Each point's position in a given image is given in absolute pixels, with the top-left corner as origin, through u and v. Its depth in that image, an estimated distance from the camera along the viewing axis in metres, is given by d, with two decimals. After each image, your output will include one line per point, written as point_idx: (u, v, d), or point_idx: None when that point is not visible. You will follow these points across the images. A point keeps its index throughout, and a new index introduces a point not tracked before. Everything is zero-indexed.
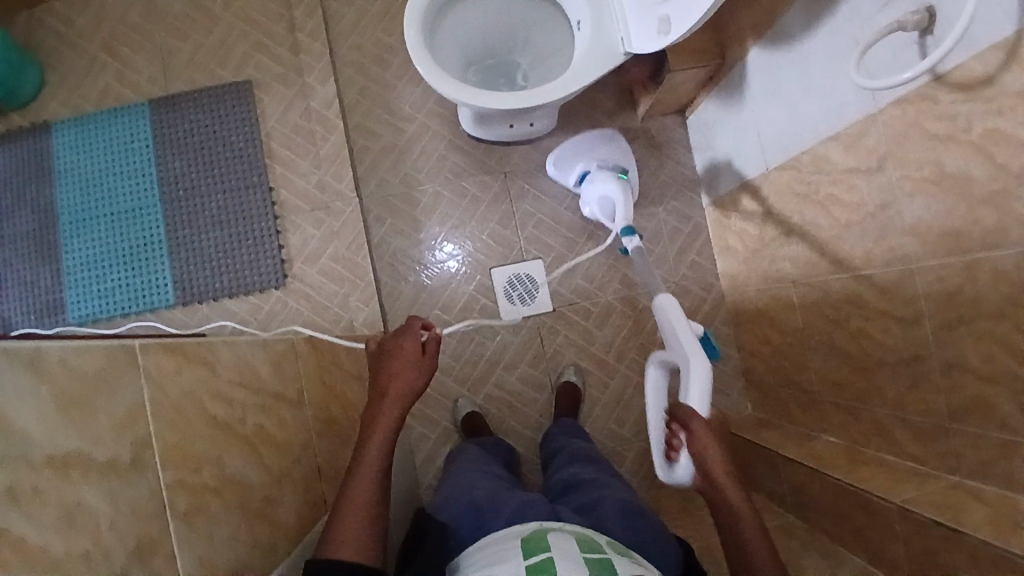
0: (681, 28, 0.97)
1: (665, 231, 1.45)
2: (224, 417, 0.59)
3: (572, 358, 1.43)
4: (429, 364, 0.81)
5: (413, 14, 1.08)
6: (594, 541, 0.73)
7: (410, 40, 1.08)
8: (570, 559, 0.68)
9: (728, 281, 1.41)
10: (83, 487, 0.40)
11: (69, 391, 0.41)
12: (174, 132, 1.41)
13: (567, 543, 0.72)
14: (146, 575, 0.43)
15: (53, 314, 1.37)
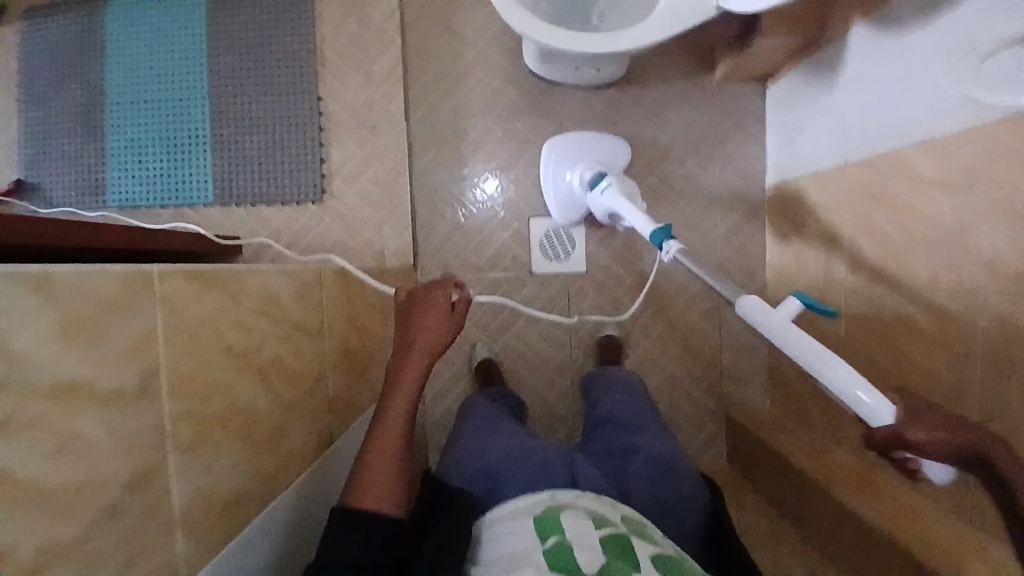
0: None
1: (717, 208, 1.37)
2: (242, 348, 0.58)
3: (597, 322, 1.40)
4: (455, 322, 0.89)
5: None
6: (605, 517, 0.75)
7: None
8: (585, 540, 0.70)
9: (774, 271, 1.34)
10: (85, 418, 0.39)
11: (80, 318, 0.39)
12: (228, 24, 1.35)
13: (581, 522, 0.73)
14: (138, 505, 0.44)
15: (95, 195, 1.38)
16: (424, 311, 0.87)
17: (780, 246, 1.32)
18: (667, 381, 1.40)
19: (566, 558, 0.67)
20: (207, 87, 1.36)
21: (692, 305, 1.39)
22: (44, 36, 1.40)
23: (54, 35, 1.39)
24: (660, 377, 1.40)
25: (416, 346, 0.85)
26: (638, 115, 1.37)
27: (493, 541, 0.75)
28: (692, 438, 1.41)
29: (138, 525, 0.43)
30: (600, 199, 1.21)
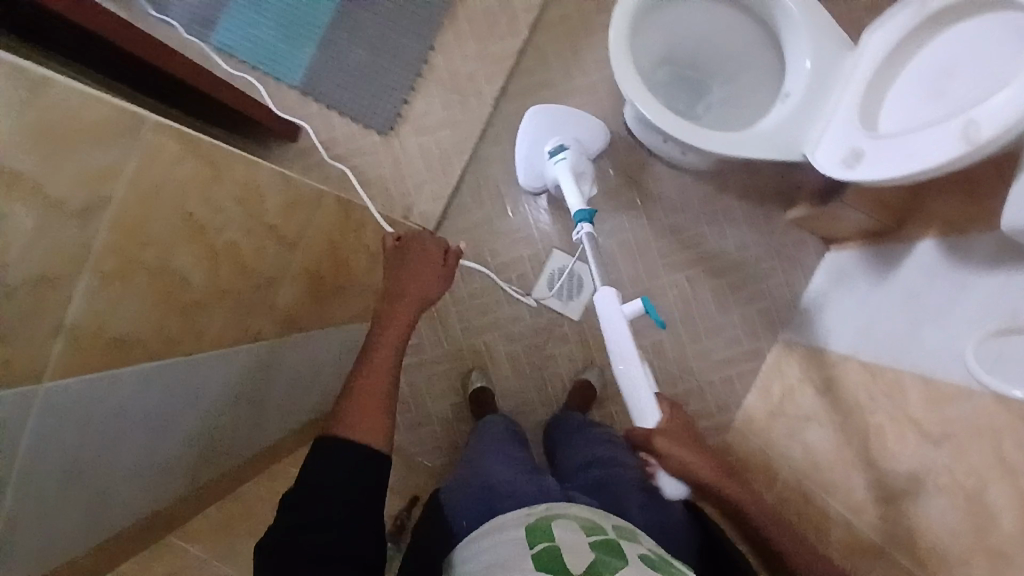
0: (864, 176, 0.83)
1: (725, 333, 1.35)
2: (201, 218, 0.63)
3: (561, 372, 1.40)
4: (446, 274, 0.93)
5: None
6: (598, 524, 0.72)
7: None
8: (577, 547, 0.66)
9: (745, 419, 1.30)
10: (19, 204, 0.43)
11: (50, 120, 0.43)
12: None
13: (568, 534, 0.68)
14: (32, 300, 0.47)
15: (201, 26, 1.44)
16: (415, 261, 0.91)
17: (764, 400, 1.28)
18: None
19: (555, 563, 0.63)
20: None
21: None
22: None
23: None
24: None
25: (407, 297, 0.89)
26: (697, 212, 1.37)
27: (482, 554, 0.70)
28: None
29: (21, 312, 0.46)
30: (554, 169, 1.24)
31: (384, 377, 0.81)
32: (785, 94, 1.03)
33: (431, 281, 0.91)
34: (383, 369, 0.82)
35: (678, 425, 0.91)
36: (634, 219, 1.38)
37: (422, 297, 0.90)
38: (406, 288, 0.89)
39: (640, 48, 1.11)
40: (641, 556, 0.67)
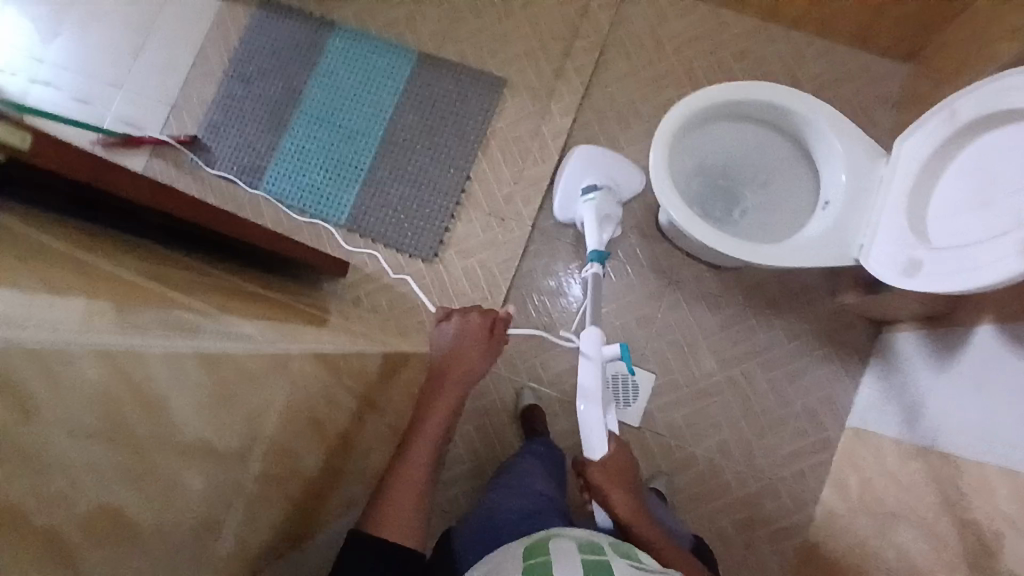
0: (930, 286, 0.86)
1: (789, 425, 1.34)
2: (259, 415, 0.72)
3: None
4: (491, 351, 1.11)
5: (683, 106, 1.07)
6: (596, 546, 0.85)
7: (660, 124, 1.07)
8: (570, 560, 0.80)
9: (826, 515, 1.28)
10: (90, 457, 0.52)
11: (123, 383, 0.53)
12: (421, 87, 1.54)
13: (568, 544, 0.84)
14: (106, 528, 0.54)
15: (251, 178, 1.55)
16: (465, 345, 1.10)
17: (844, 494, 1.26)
18: None
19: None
20: (383, 130, 1.53)
21: (729, 510, 1.33)
22: (272, 28, 1.61)
23: (284, 33, 1.60)
24: None
25: (454, 378, 1.07)
26: (743, 306, 1.39)
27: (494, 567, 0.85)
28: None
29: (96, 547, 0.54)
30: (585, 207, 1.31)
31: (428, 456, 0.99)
32: (822, 202, 1.07)
33: (477, 361, 1.09)
34: (418, 464, 0.98)
35: (614, 469, 1.11)
36: (682, 319, 1.40)
37: (461, 381, 1.07)
38: (453, 371, 1.07)
39: (675, 163, 1.17)
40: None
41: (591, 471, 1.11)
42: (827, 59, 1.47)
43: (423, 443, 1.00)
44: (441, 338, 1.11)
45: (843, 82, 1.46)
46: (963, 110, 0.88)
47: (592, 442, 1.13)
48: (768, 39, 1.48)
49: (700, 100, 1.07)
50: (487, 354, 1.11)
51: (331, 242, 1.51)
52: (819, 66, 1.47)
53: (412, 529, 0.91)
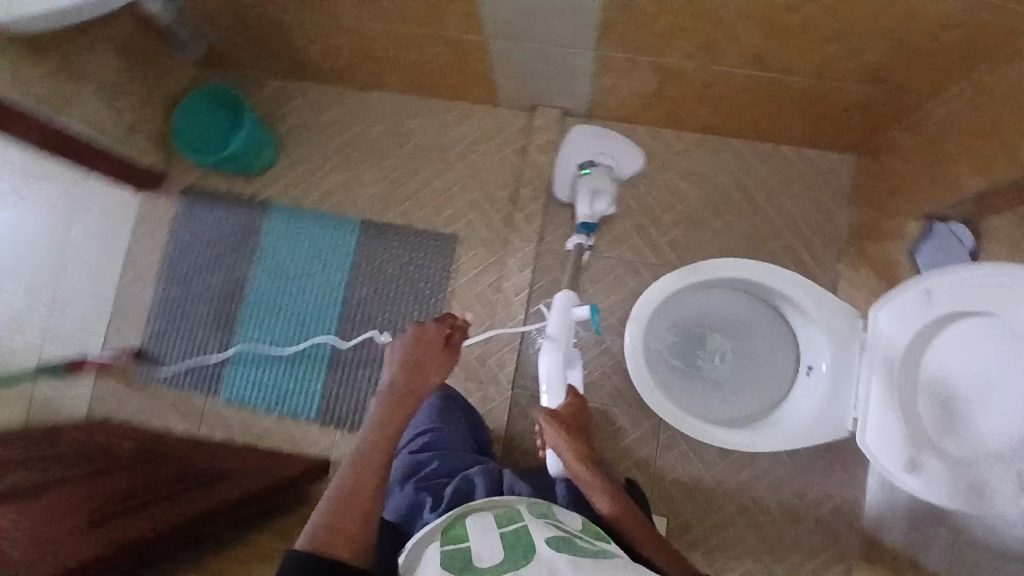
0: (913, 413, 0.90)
1: (805, 546, 1.34)
2: None
3: None
4: (450, 351, 1.00)
5: (652, 296, 1.05)
6: (512, 514, 0.82)
7: (631, 317, 1.05)
8: (491, 544, 0.76)
9: None
10: None
11: None
12: (369, 258, 1.48)
13: (484, 524, 0.80)
14: None
15: (208, 383, 1.46)
16: (424, 350, 0.98)
17: None
18: None
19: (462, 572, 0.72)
20: (339, 310, 1.47)
21: None
22: (201, 219, 1.52)
23: (215, 222, 1.52)
24: None
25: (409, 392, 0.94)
26: None
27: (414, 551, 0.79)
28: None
29: None
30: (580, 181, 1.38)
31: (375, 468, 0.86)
32: (808, 368, 1.07)
33: (436, 366, 0.98)
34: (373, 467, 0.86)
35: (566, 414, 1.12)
36: (680, 455, 1.38)
37: (414, 395, 0.95)
38: (412, 386, 0.95)
39: (653, 336, 1.13)
40: (547, 540, 0.75)
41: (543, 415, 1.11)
42: (771, 163, 1.42)
43: (371, 465, 0.86)
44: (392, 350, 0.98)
45: (791, 185, 1.41)
46: (940, 294, 0.88)
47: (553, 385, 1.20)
48: (711, 150, 1.44)
49: (666, 287, 1.05)
50: (445, 360, 0.99)
51: (305, 439, 1.43)
52: (764, 170, 1.42)
53: (363, 542, 0.80)
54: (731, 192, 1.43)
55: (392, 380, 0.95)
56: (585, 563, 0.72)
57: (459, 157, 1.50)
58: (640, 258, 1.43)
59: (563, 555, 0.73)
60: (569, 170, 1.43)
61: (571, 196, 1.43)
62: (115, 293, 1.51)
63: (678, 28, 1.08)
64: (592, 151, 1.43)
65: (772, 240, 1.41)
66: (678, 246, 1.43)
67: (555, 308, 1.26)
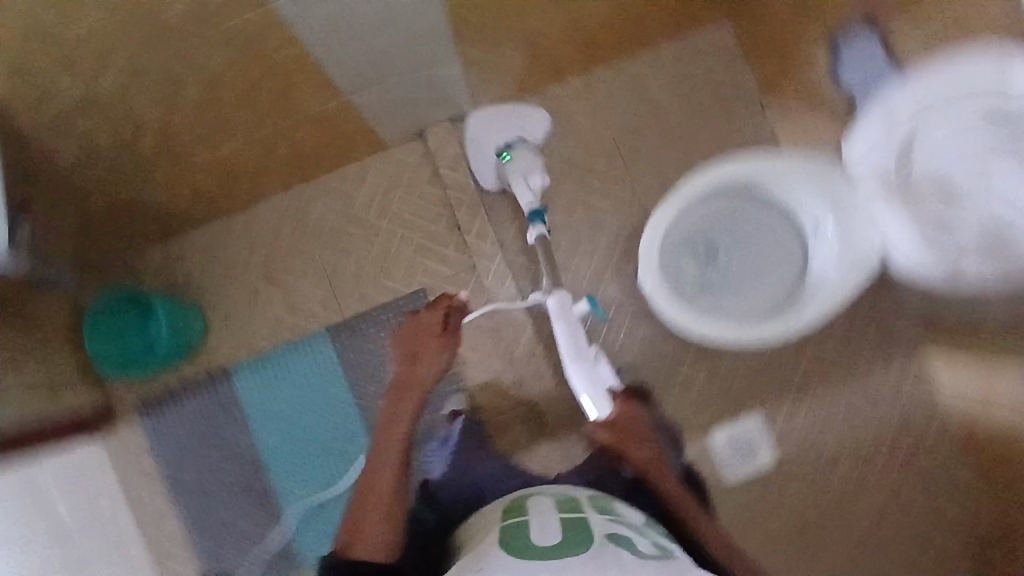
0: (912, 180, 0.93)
1: (878, 366, 1.39)
2: None
3: (807, 514, 1.38)
4: (447, 336, 1.11)
5: (648, 249, 1.04)
6: (574, 509, 0.85)
7: (639, 268, 1.04)
8: (551, 523, 0.81)
9: (960, 410, 1.35)
10: None
11: None
12: (355, 361, 1.38)
13: (545, 507, 0.86)
14: None
15: (285, 563, 1.36)
16: (422, 337, 1.11)
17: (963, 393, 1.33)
18: (897, 546, 1.37)
19: (519, 541, 0.76)
20: (359, 426, 1.38)
21: (890, 466, 1.38)
22: (175, 420, 1.39)
23: (190, 419, 1.39)
24: (885, 547, 1.37)
25: (413, 381, 1.08)
26: None
27: (471, 535, 0.88)
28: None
29: None
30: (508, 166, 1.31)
31: (389, 464, 1.00)
32: (811, 226, 1.09)
33: (434, 350, 1.10)
34: (382, 472, 0.99)
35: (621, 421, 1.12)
36: (734, 356, 1.40)
37: (414, 383, 1.08)
38: (406, 379, 1.09)
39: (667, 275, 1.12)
40: (606, 534, 0.77)
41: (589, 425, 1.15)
42: (661, 58, 1.40)
43: (393, 443, 1.03)
44: (397, 345, 1.12)
45: (689, 68, 1.40)
46: (901, 107, 0.89)
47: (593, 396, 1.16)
48: (602, 77, 1.41)
49: (656, 235, 1.04)
50: (449, 345, 1.10)
51: None
52: (658, 68, 1.40)
53: (392, 529, 0.91)
54: (642, 104, 1.41)
55: (398, 373, 1.10)
56: (645, 558, 0.73)
57: (382, 215, 1.41)
58: (599, 209, 1.40)
59: (624, 548, 0.73)
60: (489, 161, 1.36)
61: (498, 181, 1.37)
62: (147, 550, 1.37)
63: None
64: (507, 133, 1.36)
65: (700, 126, 1.40)
66: (625, 179, 1.41)
67: (557, 324, 1.17)
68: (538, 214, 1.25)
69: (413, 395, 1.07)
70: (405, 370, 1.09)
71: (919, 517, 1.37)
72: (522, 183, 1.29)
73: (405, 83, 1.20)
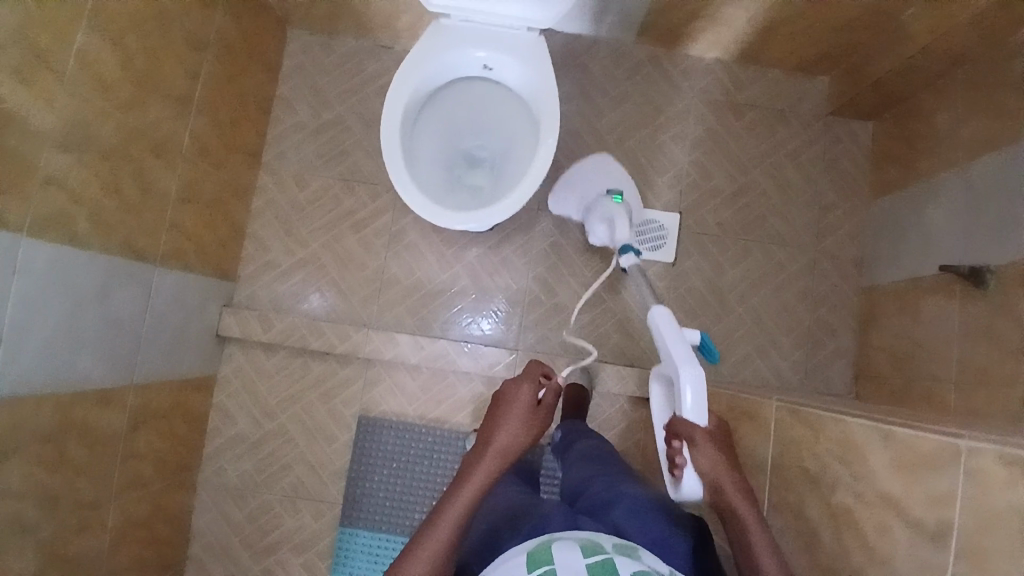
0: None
1: (647, 87, 1.51)
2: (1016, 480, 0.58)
3: (729, 211, 1.49)
4: (541, 413, 1.05)
5: (404, 187, 1.09)
6: (595, 544, 0.77)
7: (407, 193, 1.09)
8: (574, 565, 0.71)
9: (714, 50, 1.49)
10: None
11: None
12: (385, 501, 1.37)
13: (571, 545, 0.76)
14: None
15: None
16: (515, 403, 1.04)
17: (698, 42, 1.46)
18: (794, 160, 1.51)
19: None
20: None
21: (730, 126, 1.51)
22: None
23: None
24: (789, 168, 1.51)
25: (502, 435, 0.99)
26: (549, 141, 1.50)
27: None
28: (853, 142, 1.51)
29: None
30: (607, 206, 1.33)
31: (470, 497, 0.89)
32: (484, 68, 1.15)
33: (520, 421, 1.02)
34: (470, 496, 0.89)
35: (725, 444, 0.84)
36: None
37: (498, 449, 0.97)
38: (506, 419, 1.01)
39: (440, 195, 1.16)
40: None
41: (696, 437, 0.83)
42: (293, 104, 1.47)
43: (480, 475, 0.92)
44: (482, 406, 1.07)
45: (315, 87, 1.47)
46: None
47: (690, 403, 0.87)
48: (279, 159, 1.46)
49: (411, 189, 1.09)
50: (534, 421, 1.03)
51: None
52: (299, 111, 1.47)
53: None
54: (317, 142, 1.46)
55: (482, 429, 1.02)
56: None
57: (274, 414, 1.39)
58: (387, 227, 1.45)
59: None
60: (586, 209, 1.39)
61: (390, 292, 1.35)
62: None
63: (123, 159, 1.02)
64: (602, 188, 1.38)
65: (367, 105, 1.47)
66: (373, 190, 1.46)
67: (669, 332, 0.96)
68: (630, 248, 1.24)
69: (493, 455, 0.95)
70: (490, 425, 1.01)
71: (780, 130, 1.51)
72: (608, 228, 1.31)
73: (155, 324, 1.17)
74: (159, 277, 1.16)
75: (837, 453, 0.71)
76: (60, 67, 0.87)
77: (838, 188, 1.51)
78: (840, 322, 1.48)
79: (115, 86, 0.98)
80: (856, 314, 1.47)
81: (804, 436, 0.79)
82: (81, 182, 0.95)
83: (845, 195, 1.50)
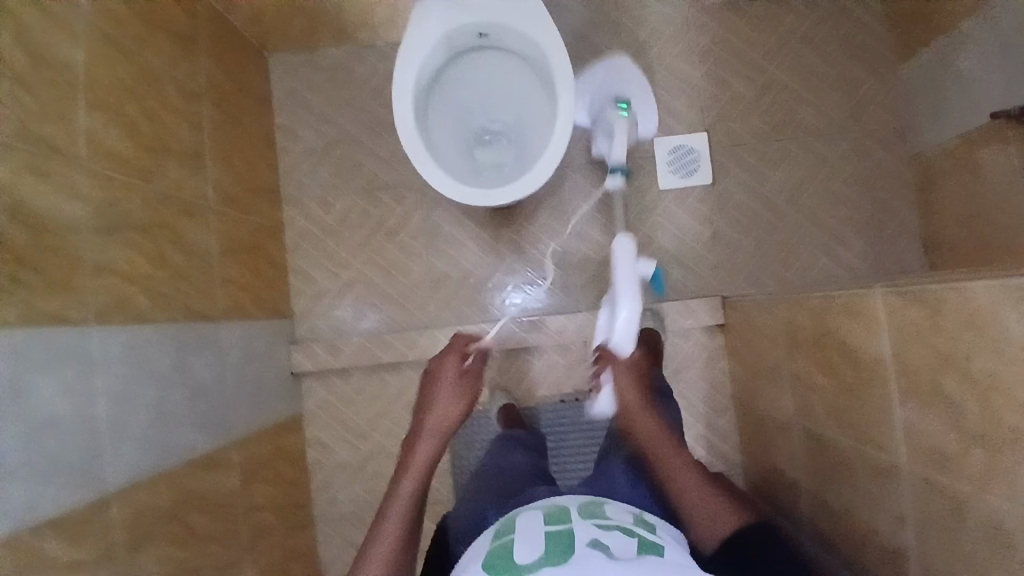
0: None
1: (640, 14, 1.45)
2: None
3: (755, 116, 1.44)
4: (472, 382, 0.99)
5: (433, 173, 1.05)
6: (561, 513, 0.70)
7: (438, 178, 1.05)
8: (532, 532, 0.66)
9: None
10: None
11: None
12: None
13: (535, 518, 0.70)
14: None
15: None
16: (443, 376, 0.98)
17: None
18: (809, 46, 1.44)
19: (503, 560, 0.62)
20: None
21: (734, 29, 1.45)
22: None
23: None
24: (806, 55, 1.44)
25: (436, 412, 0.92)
26: None
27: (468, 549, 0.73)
28: (866, 10, 1.44)
29: None
30: (611, 118, 1.35)
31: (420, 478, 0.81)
32: (479, 36, 1.12)
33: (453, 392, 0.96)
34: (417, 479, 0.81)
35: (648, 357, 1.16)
36: (593, 139, 1.45)
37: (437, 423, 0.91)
38: (438, 395, 0.95)
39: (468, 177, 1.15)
40: (589, 540, 0.61)
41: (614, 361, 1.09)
42: (296, 130, 1.45)
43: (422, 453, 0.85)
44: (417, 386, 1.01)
45: (313, 108, 1.45)
46: None
47: (621, 330, 1.16)
48: (297, 190, 1.44)
49: (436, 172, 1.05)
50: (466, 386, 0.97)
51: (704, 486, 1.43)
52: (302, 136, 1.45)
53: None
54: (329, 162, 1.44)
55: (417, 410, 0.95)
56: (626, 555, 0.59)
57: (365, 434, 1.41)
58: (421, 225, 1.43)
59: (609, 555, 0.58)
60: (590, 110, 1.38)
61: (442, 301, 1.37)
62: None
63: (156, 228, 1.01)
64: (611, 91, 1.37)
65: (367, 110, 1.45)
66: (396, 194, 1.44)
67: (619, 269, 1.21)
68: (619, 169, 1.30)
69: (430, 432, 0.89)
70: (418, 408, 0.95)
71: (786, 18, 1.44)
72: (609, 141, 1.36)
73: (229, 379, 1.17)
74: (223, 334, 1.16)
75: (966, 324, 0.68)
76: (74, 153, 0.85)
77: (861, 62, 1.44)
78: (896, 196, 1.42)
79: (130, 158, 0.96)
80: (911, 182, 1.41)
81: (924, 319, 0.75)
82: (129, 263, 0.94)
83: (870, 66, 1.43)
